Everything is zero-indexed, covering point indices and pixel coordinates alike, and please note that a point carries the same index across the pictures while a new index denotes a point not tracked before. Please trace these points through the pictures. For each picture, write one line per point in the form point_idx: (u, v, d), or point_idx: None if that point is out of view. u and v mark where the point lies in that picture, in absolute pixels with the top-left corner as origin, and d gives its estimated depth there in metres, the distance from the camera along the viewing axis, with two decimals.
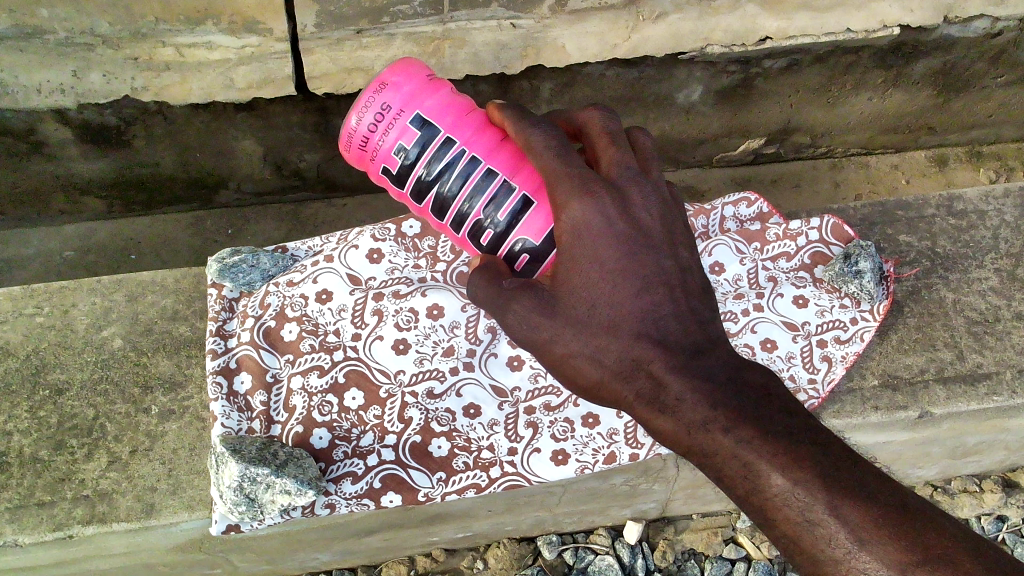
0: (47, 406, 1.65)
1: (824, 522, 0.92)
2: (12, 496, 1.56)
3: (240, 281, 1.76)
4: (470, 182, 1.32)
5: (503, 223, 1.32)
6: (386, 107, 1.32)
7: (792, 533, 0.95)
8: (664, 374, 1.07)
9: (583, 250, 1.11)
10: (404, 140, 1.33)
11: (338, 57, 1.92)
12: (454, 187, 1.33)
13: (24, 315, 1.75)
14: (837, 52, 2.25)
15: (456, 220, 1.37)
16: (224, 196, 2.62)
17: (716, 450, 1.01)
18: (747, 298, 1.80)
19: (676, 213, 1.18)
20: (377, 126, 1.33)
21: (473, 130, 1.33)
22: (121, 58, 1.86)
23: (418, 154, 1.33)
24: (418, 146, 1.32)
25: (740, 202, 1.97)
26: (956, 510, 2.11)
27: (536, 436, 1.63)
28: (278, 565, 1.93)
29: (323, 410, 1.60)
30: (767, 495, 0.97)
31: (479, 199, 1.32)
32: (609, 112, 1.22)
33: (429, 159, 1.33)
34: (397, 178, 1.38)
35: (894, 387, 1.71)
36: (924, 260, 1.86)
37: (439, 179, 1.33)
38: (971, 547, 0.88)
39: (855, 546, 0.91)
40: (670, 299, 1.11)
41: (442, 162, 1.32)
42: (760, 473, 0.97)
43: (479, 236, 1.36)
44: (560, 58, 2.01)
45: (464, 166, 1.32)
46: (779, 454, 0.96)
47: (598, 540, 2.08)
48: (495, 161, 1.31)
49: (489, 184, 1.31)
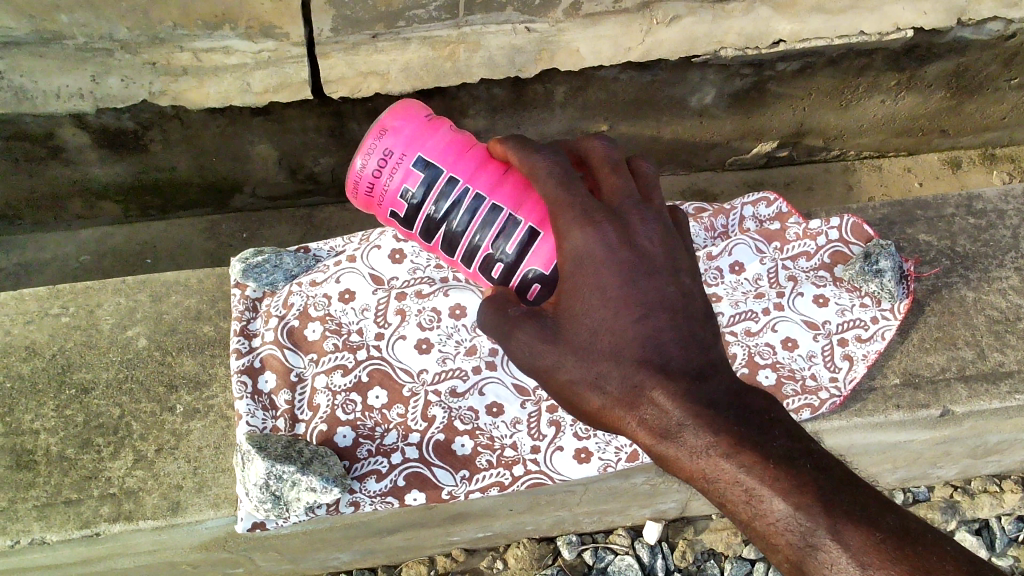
0: (74, 405, 1.66)
1: (827, 547, 0.90)
2: (39, 494, 1.58)
3: (263, 281, 1.78)
4: (477, 218, 1.40)
5: (513, 256, 1.39)
6: (389, 152, 1.41)
7: (795, 559, 0.92)
8: (667, 401, 1.03)
9: (585, 277, 1.12)
10: (409, 181, 1.41)
11: (354, 61, 1.94)
12: (462, 224, 1.41)
13: (50, 315, 1.77)
14: (850, 55, 2.25)
15: (466, 255, 1.45)
16: (241, 200, 2.64)
17: (719, 477, 0.97)
18: (767, 297, 1.81)
19: (680, 242, 1.18)
20: (382, 170, 1.42)
21: (475, 168, 1.41)
22: (139, 62, 1.87)
23: (424, 194, 1.41)
24: (422, 187, 1.41)
25: (759, 202, 1.98)
26: (976, 510, 2.10)
27: (558, 434, 1.64)
28: (301, 564, 1.93)
29: (346, 409, 1.62)
30: (770, 521, 0.94)
31: (487, 234, 1.40)
32: (611, 142, 1.26)
33: (435, 199, 1.41)
34: (405, 220, 1.47)
35: (915, 386, 1.71)
36: (943, 260, 1.86)
37: (447, 217, 1.42)
38: (974, 572, 0.86)
39: (858, 571, 0.88)
40: (673, 325, 1.09)
41: (448, 201, 1.41)
42: (763, 499, 0.94)
43: (490, 270, 1.44)
44: (574, 61, 2.02)
45: (469, 203, 1.40)
46: (781, 478, 0.93)
47: (618, 540, 2.09)
48: (499, 196, 1.39)
49: (495, 218, 1.39)
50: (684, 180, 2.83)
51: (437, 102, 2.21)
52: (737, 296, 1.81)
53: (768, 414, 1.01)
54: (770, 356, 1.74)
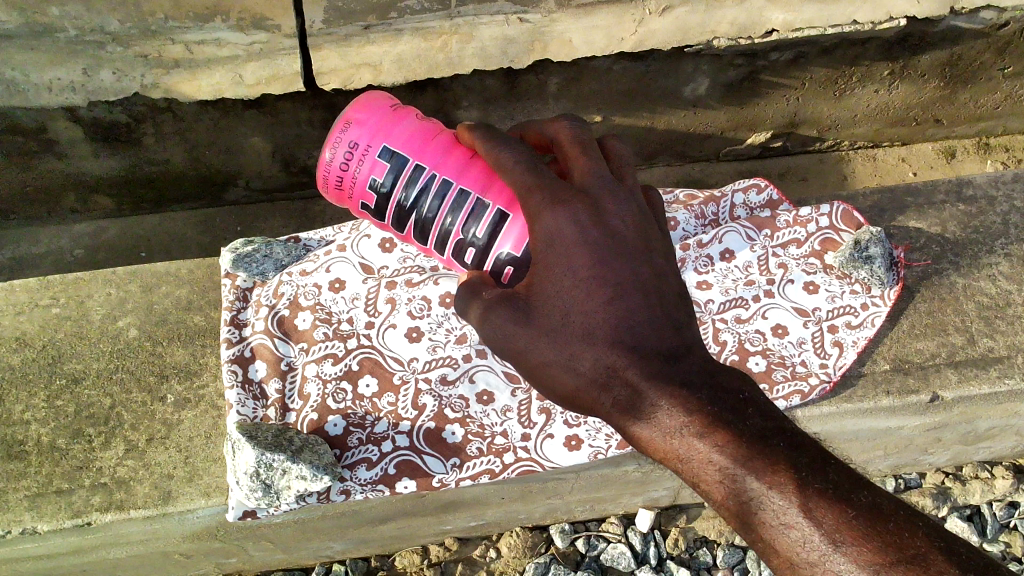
0: (65, 395, 1.67)
1: (798, 525, 0.89)
2: (31, 485, 1.58)
3: (253, 270, 1.77)
4: (446, 203, 1.43)
5: (483, 238, 1.42)
6: (356, 143, 1.45)
7: (769, 537, 0.92)
8: (639, 380, 1.04)
9: (557, 259, 1.13)
10: (377, 169, 1.45)
11: (347, 53, 1.90)
12: (431, 209, 1.44)
13: (40, 306, 1.77)
14: (843, 44, 2.24)
15: (439, 239, 1.48)
16: (234, 193, 2.64)
17: (692, 456, 0.97)
18: (758, 285, 1.81)
19: (651, 224, 1.19)
20: (351, 161, 1.46)
21: (440, 154, 1.44)
22: (131, 55, 1.85)
23: (393, 182, 1.45)
24: (390, 175, 1.44)
25: (750, 189, 1.98)
26: (968, 496, 2.10)
27: (549, 422, 1.64)
28: (293, 554, 1.94)
29: (337, 397, 1.62)
30: (743, 499, 0.93)
31: (457, 217, 1.43)
32: (579, 125, 1.27)
33: (404, 185, 1.44)
34: (378, 211, 1.51)
35: (905, 371, 1.71)
36: (934, 246, 1.86)
37: (416, 202, 1.45)
38: (946, 546, 0.85)
39: (830, 547, 0.87)
40: (646, 306, 1.09)
41: (416, 188, 1.44)
42: (735, 477, 0.93)
43: (463, 253, 1.46)
44: (567, 53, 1.98)
45: (437, 188, 1.43)
46: (754, 457, 0.93)
47: (611, 528, 2.10)
48: (465, 179, 1.42)
49: (463, 202, 1.42)
50: (677, 171, 2.84)
51: (429, 93, 2.21)
52: (727, 284, 1.82)
53: (739, 394, 1.01)
54: (760, 342, 1.75)
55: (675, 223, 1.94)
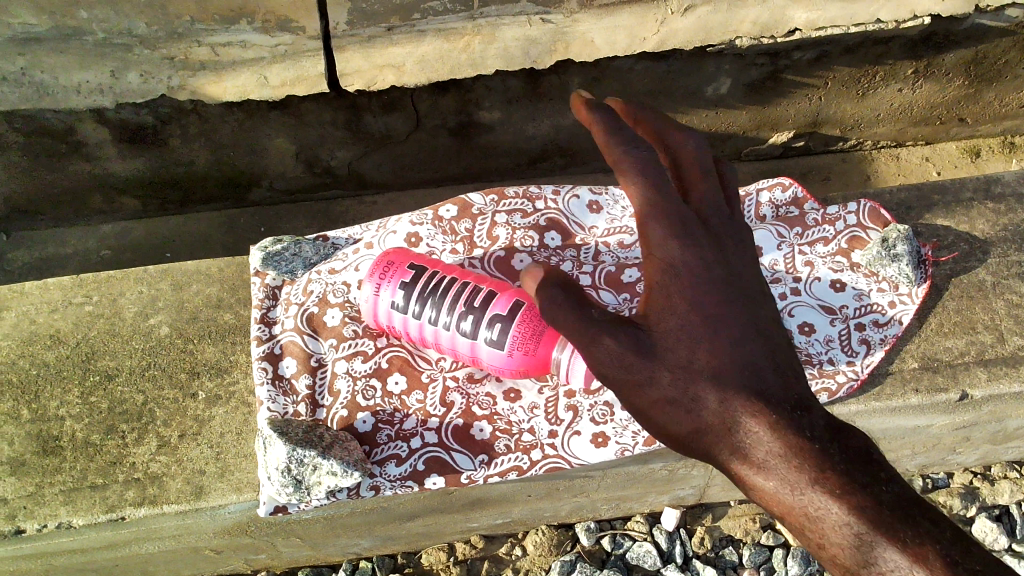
0: (99, 391, 1.69)
1: (829, 511, 0.80)
2: (66, 479, 1.61)
3: (283, 269, 1.76)
4: (457, 297, 1.46)
5: (505, 314, 1.40)
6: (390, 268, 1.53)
7: (801, 526, 0.82)
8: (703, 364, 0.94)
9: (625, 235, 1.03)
10: (397, 284, 1.52)
11: (371, 54, 1.91)
12: (446, 306, 1.46)
13: (74, 304, 1.80)
14: (866, 43, 2.23)
15: (459, 333, 1.45)
16: (258, 193, 2.66)
17: (739, 436, 0.88)
18: (784, 282, 1.79)
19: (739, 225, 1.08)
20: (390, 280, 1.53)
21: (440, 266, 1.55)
22: (158, 57, 1.87)
23: (409, 293, 1.50)
24: (407, 286, 1.51)
25: (775, 187, 1.91)
26: (996, 497, 2.09)
27: (576, 419, 1.64)
28: (321, 550, 1.96)
29: (366, 394, 1.64)
30: (786, 486, 0.83)
31: (470, 305, 1.44)
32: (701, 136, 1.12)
33: (417, 294, 1.49)
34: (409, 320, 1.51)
35: (934, 370, 1.71)
36: (962, 244, 1.85)
37: (431, 306, 1.48)
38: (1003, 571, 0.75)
39: (861, 540, 0.78)
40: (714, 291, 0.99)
41: (428, 294, 1.49)
42: (776, 462, 0.84)
43: (487, 331, 1.42)
44: (589, 52, 1.96)
45: (447, 285, 1.48)
46: (802, 448, 0.84)
47: (636, 527, 2.11)
48: (471, 280, 1.49)
49: (473, 291, 1.45)
50: None
51: (451, 94, 2.23)
52: None
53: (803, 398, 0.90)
54: None
55: None
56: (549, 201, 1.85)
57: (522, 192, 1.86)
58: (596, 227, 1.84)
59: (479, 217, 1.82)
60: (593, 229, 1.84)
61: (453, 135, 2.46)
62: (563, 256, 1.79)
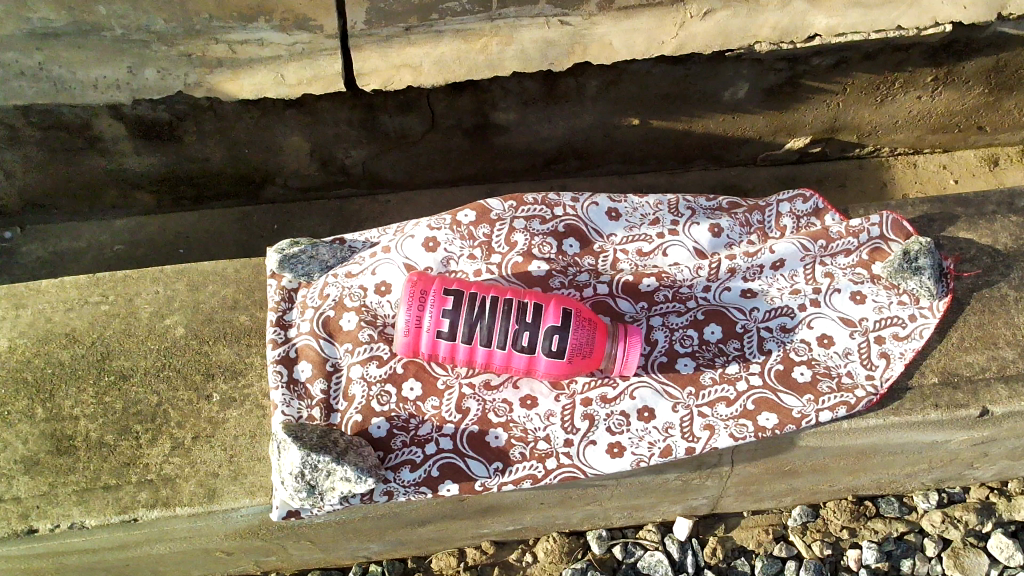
0: (114, 392, 1.69)
1: None
2: (79, 479, 1.61)
3: (299, 272, 1.75)
4: (506, 316, 1.46)
5: (559, 325, 1.44)
6: (425, 293, 1.48)
7: None
8: None
9: None
10: (439, 312, 1.46)
11: (388, 53, 1.88)
12: (498, 327, 1.45)
13: (89, 303, 1.80)
14: (886, 50, 2.21)
15: (514, 350, 1.46)
16: (273, 191, 2.66)
17: None
18: (803, 293, 1.74)
19: None
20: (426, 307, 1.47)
21: (469, 282, 1.50)
22: (176, 54, 1.86)
23: (455, 320, 1.46)
24: (451, 313, 1.46)
25: (796, 198, 1.90)
26: (1014, 512, 2.07)
27: (592, 428, 1.63)
28: (332, 553, 1.95)
29: (382, 400, 1.63)
30: None
31: (521, 321, 1.45)
32: None
33: (464, 322, 1.46)
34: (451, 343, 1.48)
35: (954, 385, 1.70)
36: (984, 258, 1.83)
37: (482, 329, 1.46)
38: None
39: None
40: None
41: (474, 317, 1.46)
42: None
43: (546, 343, 1.45)
44: (606, 55, 1.92)
45: (492, 307, 1.46)
46: None
47: (648, 535, 2.10)
48: (509, 292, 1.49)
49: (519, 306, 1.46)
50: (715, 175, 2.82)
51: (468, 95, 2.22)
52: (772, 293, 1.75)
53: None
54: (806, 352, 1.69)
55: (719, 230, 1.82)
56: (568, 208, 1.84)
57: (541, 198, 1.84)
58: (615, 235, 1.82)
59: (497, 222, 1.80)
60: (611, 236, 1.82)
61: (469, 136, 2.45)
62: (580, 265, 1.78)
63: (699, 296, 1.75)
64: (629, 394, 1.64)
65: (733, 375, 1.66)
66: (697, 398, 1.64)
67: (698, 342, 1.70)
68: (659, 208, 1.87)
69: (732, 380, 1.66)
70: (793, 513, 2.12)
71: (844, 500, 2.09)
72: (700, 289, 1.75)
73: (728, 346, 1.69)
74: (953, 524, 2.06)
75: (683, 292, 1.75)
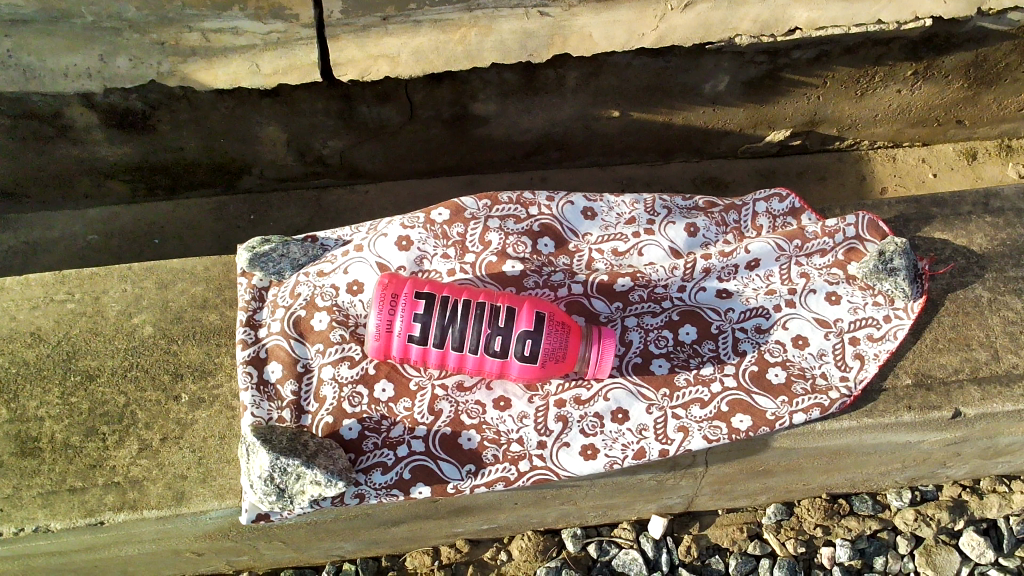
0: (80, 392, 1.67)
1: None
2: (44, 482, 1.59)
3: (270, 270, 1.72)
4: (478, 320, 1.44)
5: (532, 328, 1.43)
6: (396, 297, 1.45)
7: None
8: None
9: None
10: (411, 315, 1.44)
11: (364, 44, 1.83)
12: (470, 331, 1.44)
13: (55, 301, 1.77)
14: (866, 44, 2.20)
15: (486, 354, 1.45)
16: (247, 181, 2.62)
17: None
18: (778, 294, 1.73)
19: None
20: (396, 313, 1.45)
21: (442, 286, 1.49)
22: (147, 42, 1.80)
23: (427, 323, 1.44)
24: (423, 317, 1.44)
25: (772, 198, 1.88)
26: (984, 510, 2.10)
27: (565, 430, 1.62)
28: (304, 553, 1.94)
29: (353, 401, 1.61)
30: None
31: (494, 324, 1.43)
32: None
33: (436, 324, 1.44)
34: (421, 349, 1.46)
35: (927, 387, 1.70)
36: (958, 259, 1.84)
37: (454, 333, 1.44)
38: None
39: None
40: None
41: (447, 320, 1.44)
42: None
43: (518, 347, 1.43)
44: (587, 47, 1.88)
45: (464, 311, 1.44)
46: None
47: (622, 534, 2.11)
48: (481, 295, 1.47)
49: (492, 309, 1.44)
50: (695, 167, 2.81)
51: (446, 85, 2.18)
52: (748, 293, 1.74)
53: None
54: (780, 354, 1.68)
55: (695, 230, 1.81)
56: (543, 207, 1.82)
57: (516, 198, 1.82)
58: (590, 234, 1.81)
59: (471, 221, 1.78)
60: (586, 235, 1.81)
61: (447, 127, 2.42)
62: (554, 264, 1.76)
63: (674, 296, 1.73)
64: (603, 395, 1.63)
65: (708, 376, 1.65)
66: (671, 399, 1.64)
67: (673, 343, 1.68)
68: (635, 207, 1.84)
69: (706, 381, 1.65)
70: (768, 510, 2.12)
71: (819, 498, 2.09)
72: (675, 289, 1.74)
73: (702, 346, 1.69)
74: (926, 522, 2.08)
75: (658, 292, 1.74)
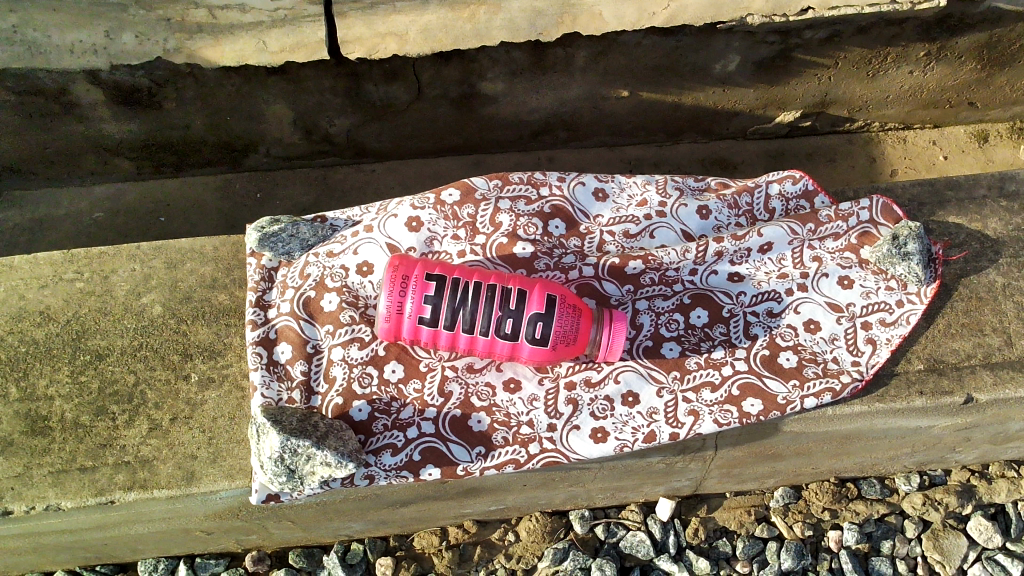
0: (89, 371, 1.67)
1: None
2: (55, 461, 1.60)
3: (279, 250, 1.72)
4: (489, 302, 1.43)
5: (543, 311, 1.41)
6: (406, 279, 1.45)
7: None
8: None
9: None
10: (422, 296, 1.43)
11: (372, 21, 1.80)
12: (481, 313, 1.43)
13: (64, 280, 1.77)
14: (880, 24, 2.17)
15: (496, 336, 1.44)
16: (254, 159, 2.61)
17: None
18: (791, 278, 1.71)
19: None
20: (406, 295, 1.44)
21: (453, 268, 1.48)
22: (153, 18, 1.78)
23: (438, 304, 1.43)
24: (434, 298, 1.43)
25: (785, 179, 1.87)
26: (992, 495, 2.11)
27: (575, 413, 1.61)
28: (313, 532, 1.95)
29: (363, 382, 1.60)
30: None
31: (505, 306, 1.43)
32: None
33: (446, 307, 1.43)
34: (431, 333, 1.45)
35: (939, 372, 1.70)
36: (973, 243, 1.82)
37: (464, 316, 1.43)
38: None
39: None
40: None
41: (458, 302, 1.44)
42: None
43: (529, 329, 1.42)
44: (596, 26, 1.85)
45: (475, 292, 1.43)
46: None
47: (631, 516, 2.12)
48: (492, 278, 1.46)
49: (503, 292, 1.43)
50: (703, 148, 2.79)
51: (454, 64, 2.16)
52: (760, 276, 1.72)
53: None
54: (792, 338, 1.67)
55: (707, 213, 1.81)
56: (554, 188, 1.81)
57: (527, 178, 1.82)
58: (601, 216, 1.80)
59: (482, 203, 1.77)
60: (597, 217, 1.80)
61: (455, 106, 2.40)
62: (566, 247, 1.75)
63: (686, 279, 1.72)
64: (613, 378, 1.63)
65: (719, 360, 1.65)
66: (681, 382, 1.63)
67: (684, 327, 1.68)
68: (647, 189, 1.83)
69: (717, 365, 1.64)
70: (775, 494, 2.12)
71: (826, 482, 2.10)
72: (686, 272, 1.72)
73: (714, 330, 1.68)
74: (934, 507, 2.09)
75: (669, 275, 1.72)
